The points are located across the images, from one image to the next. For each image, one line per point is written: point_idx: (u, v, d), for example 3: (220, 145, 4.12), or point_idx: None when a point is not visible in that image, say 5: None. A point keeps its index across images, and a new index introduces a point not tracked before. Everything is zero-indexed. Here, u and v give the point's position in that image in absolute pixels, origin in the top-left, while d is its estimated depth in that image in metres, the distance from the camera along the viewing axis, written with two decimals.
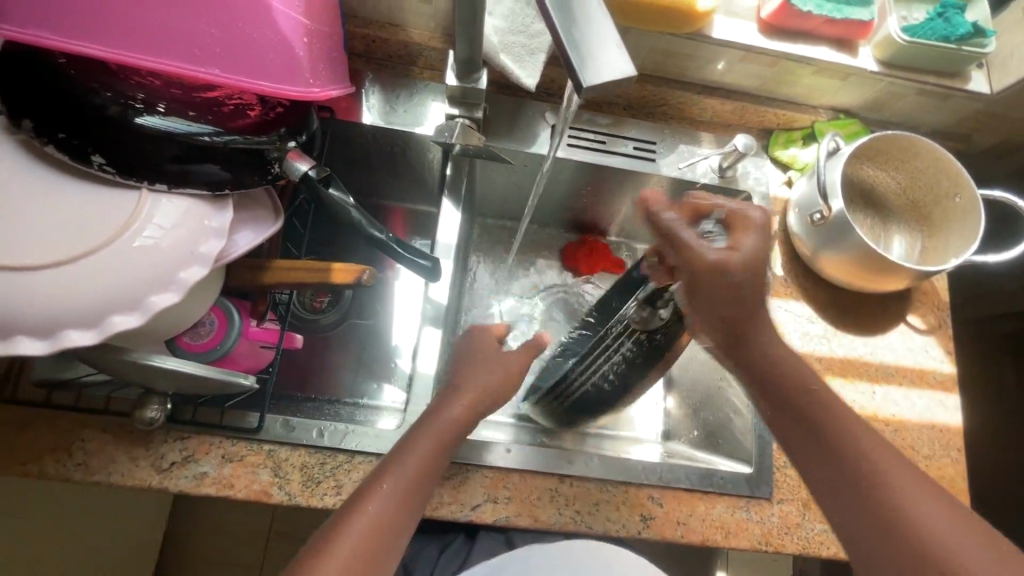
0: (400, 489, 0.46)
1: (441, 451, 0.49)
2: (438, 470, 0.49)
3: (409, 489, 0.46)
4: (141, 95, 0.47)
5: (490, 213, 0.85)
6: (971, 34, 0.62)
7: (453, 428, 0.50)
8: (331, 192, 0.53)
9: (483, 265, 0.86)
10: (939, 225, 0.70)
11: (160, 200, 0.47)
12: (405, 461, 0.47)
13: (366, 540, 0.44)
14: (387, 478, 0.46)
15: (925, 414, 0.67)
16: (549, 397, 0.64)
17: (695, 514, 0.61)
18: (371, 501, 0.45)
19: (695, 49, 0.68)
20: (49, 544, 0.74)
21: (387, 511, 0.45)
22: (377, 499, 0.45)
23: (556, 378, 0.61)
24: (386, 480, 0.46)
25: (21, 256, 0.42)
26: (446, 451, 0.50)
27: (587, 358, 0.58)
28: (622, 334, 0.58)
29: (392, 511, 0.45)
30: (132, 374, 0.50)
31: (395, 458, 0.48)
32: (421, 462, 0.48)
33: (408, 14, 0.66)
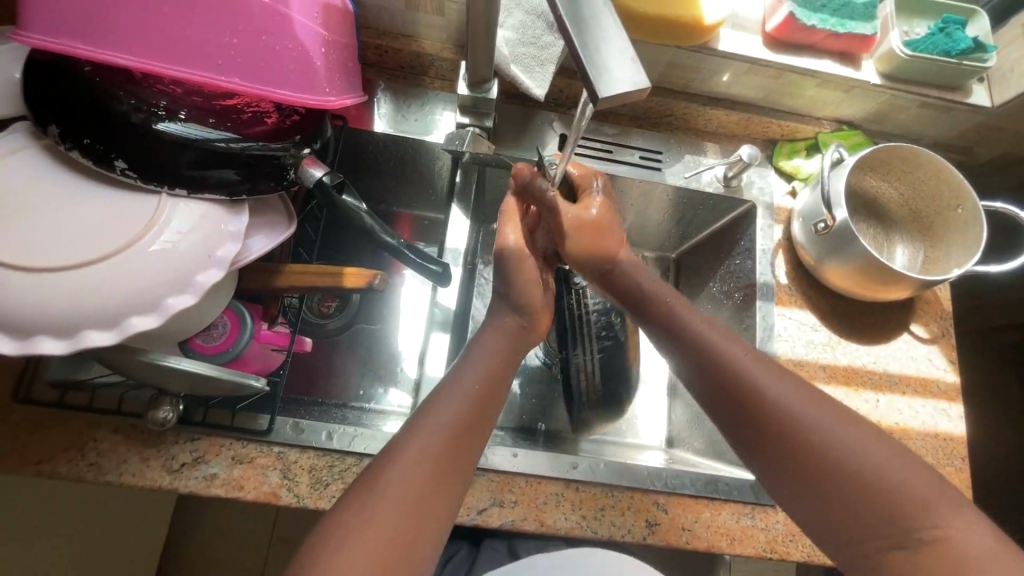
0: (432, 452, 0.45)
1: (469, 417, 0.48)
2: (473, 436, 0.48)
3: (443, 454, 0.45)
4: (163, 103, 0.48)
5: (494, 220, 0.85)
6: (971, 49, 0.63)
7: (471, 409, 0.48)
8: (344, 198, 0.54)
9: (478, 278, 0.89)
10: (941, 236, 0.71)
11: (179, 205, 0.48)
12: (429, 426, 0.46)
13: (405, 505, 0.42)
14: (416, 441, 0.45)
15: (929, 422, 0.68)
16: (580, 403, 0.73)
17: (700, 520, 0.62)
18: (402, 463, 0.44)
19: (701, 61, 0.69)
20: (54, 545, 0.74)
21: (420, 475, 0.43)
22: (408, 464, 0.44)
23: (570, 380, 0.72)
24: (415, 442, 0.45)
25: (46, 258, 0.43)
26: (477, 418, 0.48)
27: (574, 341, 0.71)
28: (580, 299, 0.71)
29: (426, 475, 0.44)
30: (147, 375, 0.51)
31: (419, 425, 0.46)
32: (453, 427, 0.47)
33: (420, 26, 0.67)
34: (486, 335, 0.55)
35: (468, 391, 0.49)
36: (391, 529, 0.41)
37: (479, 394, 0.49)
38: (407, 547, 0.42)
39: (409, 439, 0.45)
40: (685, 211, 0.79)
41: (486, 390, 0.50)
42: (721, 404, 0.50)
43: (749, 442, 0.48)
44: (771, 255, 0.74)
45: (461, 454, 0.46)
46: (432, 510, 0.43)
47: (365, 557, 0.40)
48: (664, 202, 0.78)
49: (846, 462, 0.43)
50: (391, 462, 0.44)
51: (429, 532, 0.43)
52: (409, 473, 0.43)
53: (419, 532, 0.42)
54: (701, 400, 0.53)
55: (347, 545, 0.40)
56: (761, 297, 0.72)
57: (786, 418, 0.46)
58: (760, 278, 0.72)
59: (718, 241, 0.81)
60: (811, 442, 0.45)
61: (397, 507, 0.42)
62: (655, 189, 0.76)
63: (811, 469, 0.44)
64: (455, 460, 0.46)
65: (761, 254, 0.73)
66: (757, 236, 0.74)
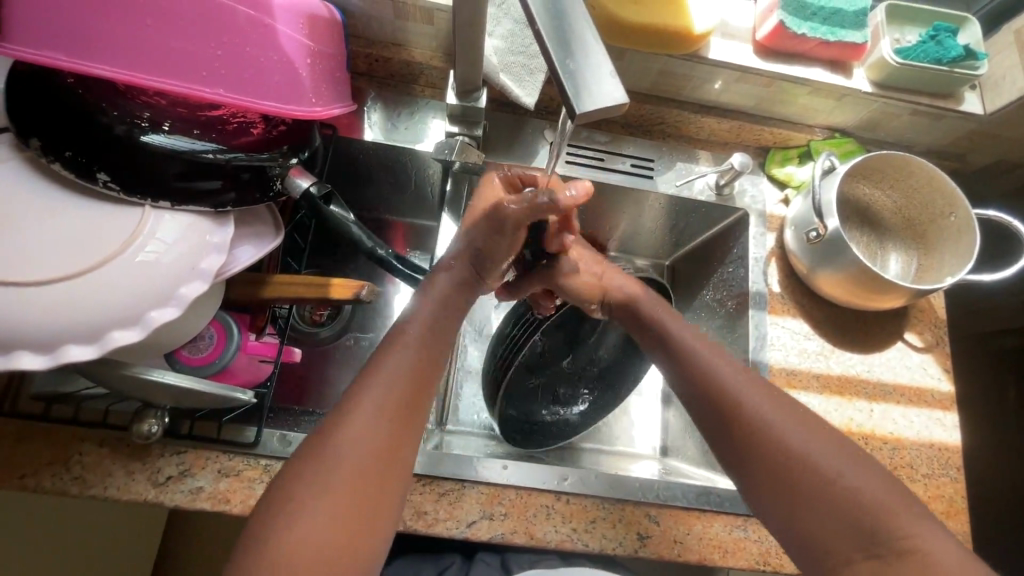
0: (387, 406, 0.44)
1: (421, 370, 0.47)
2: (427, 391, 0.47)
3: (397, 409, 0.44)
4: (147, 115, 0.48)
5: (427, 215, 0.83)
6: (962, 57, 0.63)
7: (420, 359, 0.47)
8: (331, 209, 0.55)
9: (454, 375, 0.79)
10: (934, 245, 0.70)
11: (163, 217, 0.48)
12: (383, 380, 0.45)
13: (361, 463, 0.41)
14: (370, 398, 0.44)
15: (924, 432, 0.67)
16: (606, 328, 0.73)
17: (692, 532, 0.61)
18: (356, 420, 0.43)
19: (692, 70, 0.69)
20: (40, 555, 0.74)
21: (376, 432, 0.43)
22: (361, 420, 0.43)
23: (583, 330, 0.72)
24: (368, 396, 0.44)
25: (25, 272, 0.42)
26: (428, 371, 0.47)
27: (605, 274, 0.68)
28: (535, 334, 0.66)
29: (382, 437, 0.43)
30: (131, 388, 0.51)
31: (369, 380, 0.45)
32: (405, 382, 0.45)
33: (409, 35, 0.67)
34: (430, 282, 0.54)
35: (417, 342, 0.48)
36: (351, 489, 0.41)
37: (427, 345, 0.49)
38: (368, 506, 0.41)
39: (360, 394, 0.44)
40: (677, 218, 0.79)
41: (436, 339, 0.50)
42: (711, 424, 0.52)
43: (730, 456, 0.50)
44: (764, 264, 0.73)
45: (415, 409, 0.45)
46: (392, 468, 0.43)
47: (325, 519, 0.39)
48: (656, 209, 0.78)
49: (826, 479, 0.45)
50: (344, 418, 0.43)
51: (391, 491, 0.43)
52: (364, 430, 0.42)
53: (383, 493, 0.42)
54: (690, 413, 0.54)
55: (305, 510, 0.39)
56: (753, 306, 0.72)
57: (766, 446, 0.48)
58: (752, 287, 0.72)
59: (710, 249, 0.81)
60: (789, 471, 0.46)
61: (356, 469, 0.41)
62: (647, 197, 0.75)
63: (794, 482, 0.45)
64: (415, 413, 0.45)
65: (753, 262, 0.73)
66: (749, 245, 0.74)
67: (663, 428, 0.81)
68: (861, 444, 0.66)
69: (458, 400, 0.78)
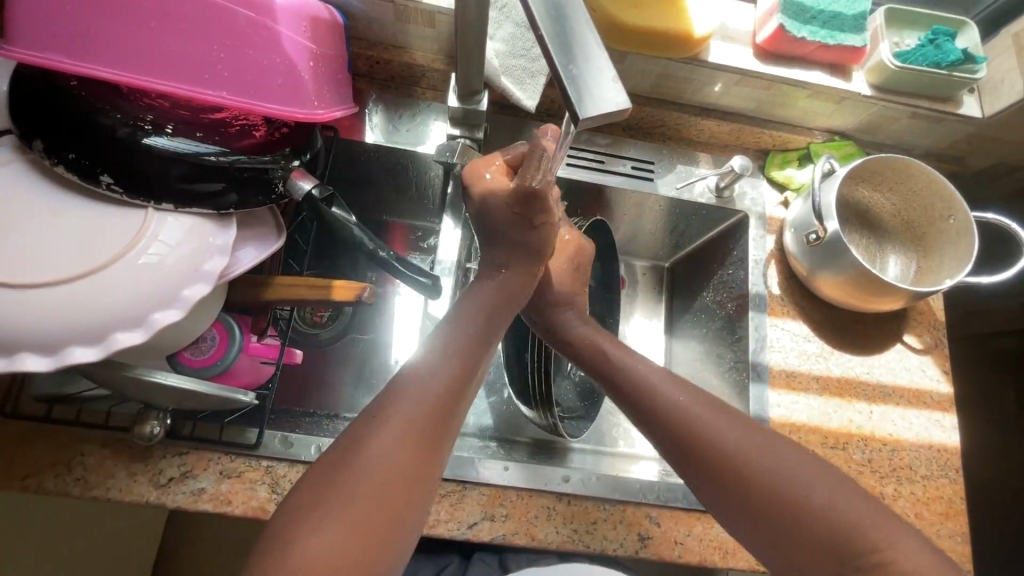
0: (412, 431, 0.43)
1: (446, 393, 0.46)
2: (457, 407, 0.46)
3: (429, 418, 0.44)
4: (150, 116, 0.48)
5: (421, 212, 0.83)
6: (961, 61, 0.63)
7: (448, 385, 0.46)
8: (333, 211, 0.54)
9: None
10: (934, 247, 0.71)
11: (166, 219, 0.48)
12: (415, 394, 0.45)
13: (382, 490, 0.41)
14: (400, 412, 0.43)
15: (923, 433, 0.68)
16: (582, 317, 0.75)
17: (692, 533, 0.61)
18: (386, 432, 0.42)
19: (692, 73, 0.69)
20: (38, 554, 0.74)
21: (407, 446, 0.42)
22: (392, 432, 0.43)
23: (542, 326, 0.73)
24: (393, 421, 0.43)
25: (27, 275, 0.42)
26: (461, 385, 0.47)
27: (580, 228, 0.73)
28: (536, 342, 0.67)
29: (405, 464, 0.42)
30: (133, 389, 0.51)
31: (396, 403, 0.44)
32: (437, 397, 0.45)
33: (411, 38, 0.67)
34: (473, 292, 0.54)
35: (447, 362, 0.47)
36: (376, 505, 0.41)
37: (457, 367, 0.47)
38: (390, 521, 0.41)
39: (394, 403, 0.44)
40: (677, 219, 0.79)
41: (467, 362, 0.48)
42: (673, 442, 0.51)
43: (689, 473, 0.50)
44: (764, 266, 0.74)
45: (439, 436, 0.44)
46: (418, 485, 0.43)
47: (350, 527, 0.40)
48: (656, 211, 0.78)
49: (787, 497, 0.45)
50: (376, 428, 0.43)
51: (413, 510, 0.43)
52: (395, 443, 0.42)
53: (402, 516, 0.42)
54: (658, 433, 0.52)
55: (330, 518, 0.39)
56: (753, 308, 0.72)
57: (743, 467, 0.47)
58: (752, 288, 0.73)
59: (710, 251, 0.81)
60: (769, 488, 0.45)
61: (383, 484, 0.41)
62: (647, 199, 0.76)
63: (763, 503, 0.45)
64: (438, 438, 0.44)
65: (753, 264, 0.73)
66: (749, 247, 0.74)
67: None
68: (861, 446, 0.66)
69: None
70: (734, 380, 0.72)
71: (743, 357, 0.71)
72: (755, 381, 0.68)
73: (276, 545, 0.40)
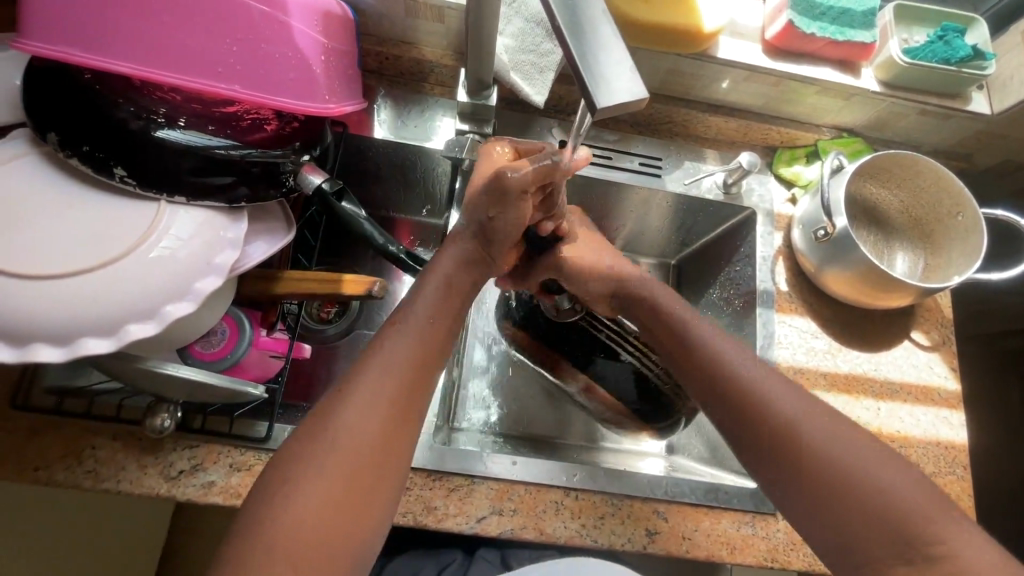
0: (380, 403, 0.44)
1: (416, 365, 0.46)
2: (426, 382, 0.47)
3: (398, 390, 0.45)
4: (163, 110, 0.48)
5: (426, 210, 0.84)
6: (970, 57, 0.64)
7: (416, 357, 0.47)
8: (344, 205, 0.55)
9: (470, 381, 0.79)
10: (942, 244, 0.71)
11: (178, 212, 0.48)
12: (382, 372, 0.45)
13: (351, 462, 0.41)
14: (367, 386, 0.44)
15: (930, 430, 0.68)
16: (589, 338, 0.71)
17: (700, 528, 0.61)
18: (353, 406, 0.43)
19: (701, 69, 0.69)
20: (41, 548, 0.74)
21: (375, 420, 0.43)
22: (358, 405, 0.43)
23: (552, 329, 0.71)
24: (360, 393, 0.44)
25: (43, 266, 0.43)
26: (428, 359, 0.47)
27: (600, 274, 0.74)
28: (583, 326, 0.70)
29: (374, 436, 0.43)
30: (145, 382, 0.51)
31: (363, 376, 0.44)
32: (404, 371, 0.46)
33: (420, 33, 0.68)
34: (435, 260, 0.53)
35: (414, 335, 0.48)
36: (347, 477, 0.41)
37: (425, 339, 0.48)
38: (362, 497, 0.42)
39: (357, 379, 0.44)
40: (685, 216, 0.79)
41: (435, 333, 0.49)
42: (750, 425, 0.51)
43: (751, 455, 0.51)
44: (771, 262, 0.74)
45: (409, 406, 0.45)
46: (389, 459, 0.43)
47: (321, 499, 0.40)
48: (664, 208, 0.78)
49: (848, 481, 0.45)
50: (343, 402, 0.43)
51: (384, 483, 0.43)
52: (361, 417, 0.43)
53: (375, 488, 0.42)
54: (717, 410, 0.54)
55: (300, 495, 0.40)
56: (760, 304, 0.72)
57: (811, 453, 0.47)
58: (760, 285, 0.72)
59: (717, 248, 0.81)
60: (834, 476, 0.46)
61: (352, 459, 0.41)
62: (655, 195, 0.76)
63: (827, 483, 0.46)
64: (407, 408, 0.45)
65: (760, 260, 0.74)
66: (757, 243, 0.74)
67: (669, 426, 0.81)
68: None
69: (462, 398, 0.77)
70: None
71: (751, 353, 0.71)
72: None
73: (252, 525, 0.39)
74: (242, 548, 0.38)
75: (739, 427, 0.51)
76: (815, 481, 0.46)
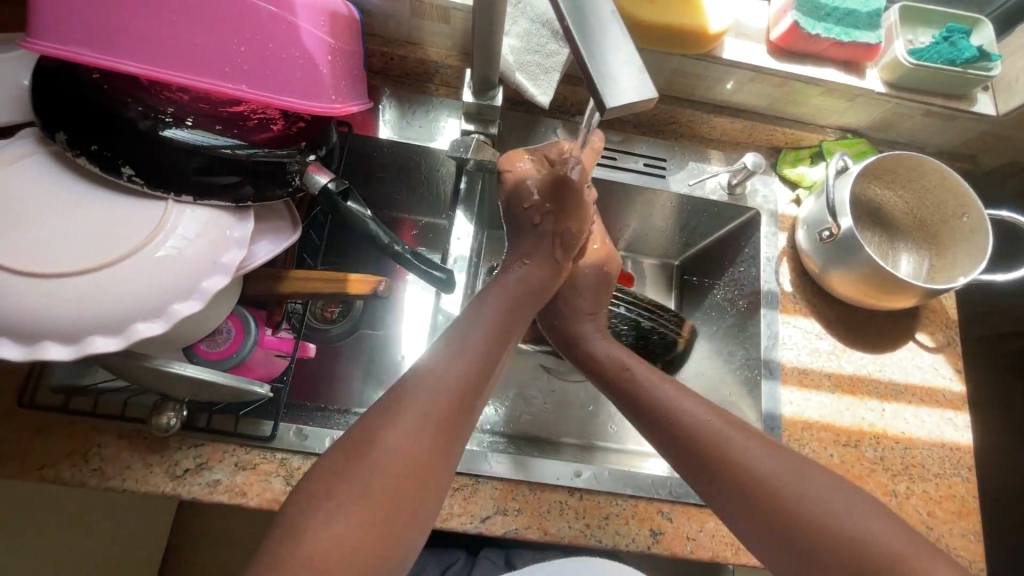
0: (430, 419, 0.44)
1: (465, 384, 0.46)
2: (471, 408, 0.47)
3: (447, 407, 0.45)
4: (170, 110, 0.48)
5: (427, 210, 0.85)
6: (976, 58, 0.63)
7: (468, 374, 0.47)
8: (350, 205, 0.55)
9: None
10: (947, 245, 0.71)
11: (184, 211, 0.48)
12: (435, 392, 0.45)
13: (399, 475, 0.41)
14: (418, 400, 0.44)
15: (935, 432, 0.67)
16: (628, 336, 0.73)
17: (704, 530, 0.61)
18: (402, 424, 0.42)
19: (706, 70, 0.69)
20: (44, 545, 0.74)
21: (421, 439, 0.43)
22: (411, 419, 0.43)
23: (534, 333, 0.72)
24: (412, 407, 0.43)
25: (52, 264, 0.43)
26: (475, 384, 0.47)
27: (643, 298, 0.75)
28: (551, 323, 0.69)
29: (422, 451, 0.42)
30: (152, 380, 0.51)
31: (416, 390, 0.45)
32: (452, 392, 0.45)
33: (425, 34, 0.68)
34: (499, 284, 0.56)
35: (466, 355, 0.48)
36: (392, 490, 0.41)
37: (475, 358, 0.48)
38: (400, 516, 0.41)
39: (410, 396, 0.44)
40: (688, 217, 0.79)
41: (486, 354, 0.49)
42: (699, 467, 0.51)
43: (704, 487, 0.51)
44: (776, 263, 0.74)
45: (454, 424, 0.45)
46: (430, 482, 0.43)
47: (364, 512, 0.39)
48: (668, 208, 0.78)
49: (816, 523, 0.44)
50: (395, 414, 0.43)
51: (424, 503, 0.42)
52: (410, 435, 0.42)
53: (415, 504, 0.42)
54: (672, 452, 0.54)
55: (343, 507, 0.39)
56: (765, 305, 0.72)
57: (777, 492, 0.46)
58: (764, 285, 0.72)
59: (721, 249, 0.81)
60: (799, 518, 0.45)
61: (398, 474, 0.41)
62: (659, 196, 0.76)
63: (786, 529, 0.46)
64: (453, 428, 0.45)
65: (765, 261, 0.73)
66: (761, 244, 0.74)
67: None
68: (873, 444, 0.66)
69: None
70: (746, 378, 0.72)
71: (755, 354, 0.71)
72: (767, 378, 0.68)
73: (286, 534, 0.39)
74: (277, 558, 0.38)
75: (700, 465, 0.51)
76: (779, 513, 0.46)
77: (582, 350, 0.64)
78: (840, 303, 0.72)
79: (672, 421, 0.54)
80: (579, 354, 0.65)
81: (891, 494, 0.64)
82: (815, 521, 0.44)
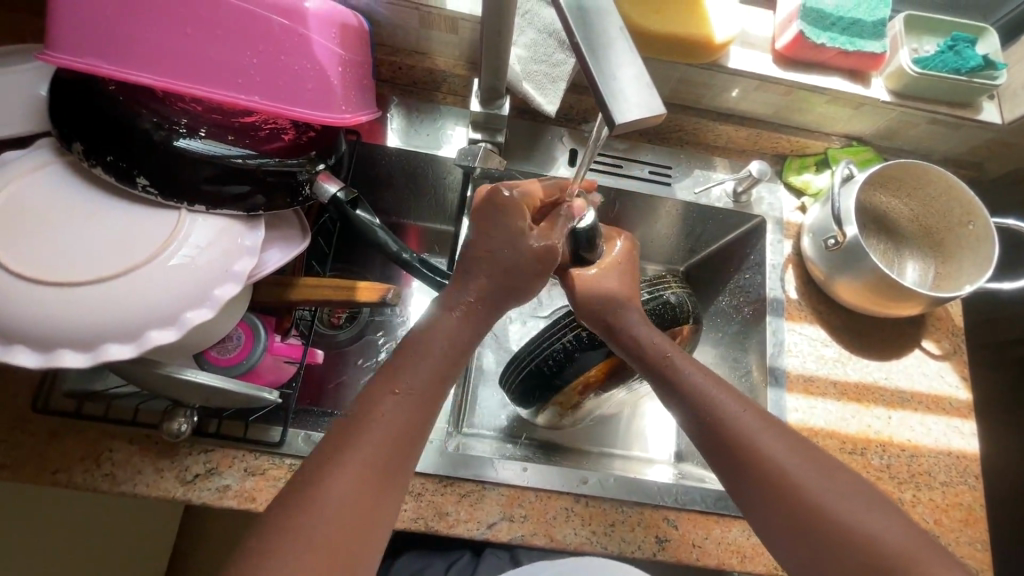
0: (391, 431, 0.45)
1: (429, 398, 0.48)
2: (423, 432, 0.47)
3: (408, 416, 0.46)
4: (184, 120, 0.49)
5: (428, 217, 0.86)
6: (982, 67, 0.64)
7: (431, 383, 0.48)
8: (359, 213, 0.56)
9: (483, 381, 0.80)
10: (952, 253, 0.71)
11: (197, 221, 0.49)
12: (390, 421, 0.45)
13: (361, 484, 0.42)
14: (380, 411, 0.45)
15: (941, 439, 0.67)
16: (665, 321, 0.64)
17: (710, 536, 0.61)
18: (356, 456, 0.43)
19: (712, 79, 0.70)
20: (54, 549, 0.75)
21: (382, 454, 0.44)
22: (374, 432, 0.44)
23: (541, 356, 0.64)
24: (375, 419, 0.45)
25: (69, 273, 0.44)
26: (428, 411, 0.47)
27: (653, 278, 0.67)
28: (566, 326, 0.64)
29: (382, 460, 0.44)
30: (163, 387, 0.52)
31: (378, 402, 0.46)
32: (405, 418, 0.46)
33: (433, 43, 0.68)
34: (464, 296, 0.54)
35: (428, 361, 0.49)
36: (353, 497, 0.42)
37: (440, 365, 0.49)
38: (359, 527, 0.42)
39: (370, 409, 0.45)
40: (694, 223, 0.79)
41: (450, 362, 0.50)
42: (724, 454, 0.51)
43: (733, 479, 0.50)
44: (782, 270, 0.74)
45: (417, 432, 0.46)
46: (378, 505, 0.43)
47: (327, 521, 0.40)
48: (673, 216, 0.78)
49: (823, 514, 0.45)
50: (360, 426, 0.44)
51: (385, 507, 0.44)
52: (361, 463, 0.43)
53: (376, 510, 0.43)
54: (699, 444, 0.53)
55: (297, 532, 0.40)
56: (770, 312, 0.72)
57: (792, 489, 0.47)
58: (770, 293, 0.73)
59: (723, 258, 0.81)
60: (819, 510, 0.45)
61: (362, 482, 0.42)
62: (664, 204, 0.76)
63: (794, 512, 0.46)
64: (414, 437, 0.46)
65: (771, 268, 0.74)
66: (767, 252, 0.75)
67: (676, 432, 0.81)
68: (879, 451, 0.66)
69: (474, 404, 0.78)
70: (752, 387, 0.72)
71: (761, 363, 0.71)
72: (772, 385, 0.68)
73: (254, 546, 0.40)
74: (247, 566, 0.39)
75: (721, 457, 0.51)
76: (797, 503, 0.46)
77: (622, 334, 0.57)
78: (837, 312, 0.73)
79: (708, 410, 0.52)
80: (621, 341, 0.57)
81: (897, 501, 0.64)
82: (834, 526, 0.45)
